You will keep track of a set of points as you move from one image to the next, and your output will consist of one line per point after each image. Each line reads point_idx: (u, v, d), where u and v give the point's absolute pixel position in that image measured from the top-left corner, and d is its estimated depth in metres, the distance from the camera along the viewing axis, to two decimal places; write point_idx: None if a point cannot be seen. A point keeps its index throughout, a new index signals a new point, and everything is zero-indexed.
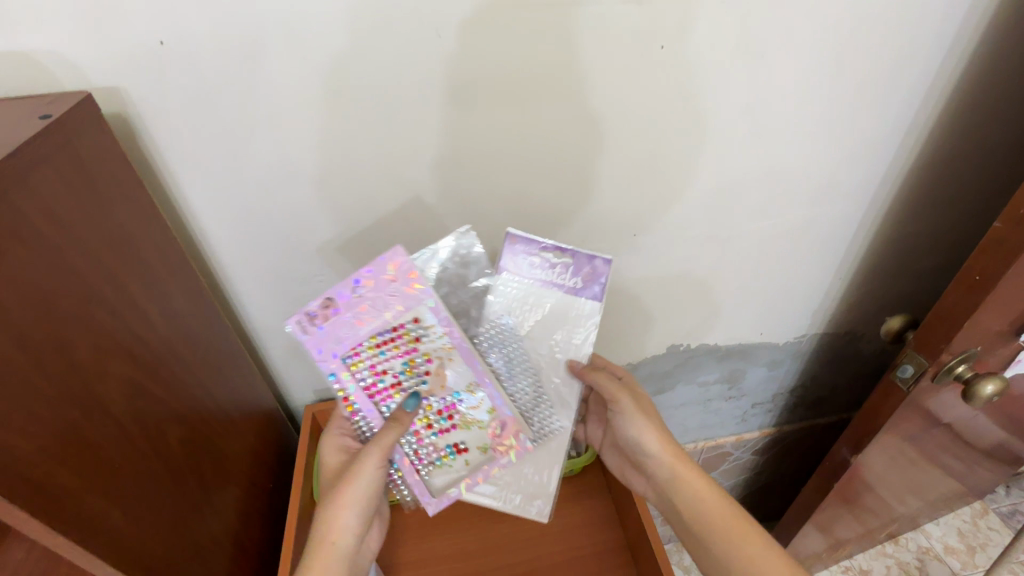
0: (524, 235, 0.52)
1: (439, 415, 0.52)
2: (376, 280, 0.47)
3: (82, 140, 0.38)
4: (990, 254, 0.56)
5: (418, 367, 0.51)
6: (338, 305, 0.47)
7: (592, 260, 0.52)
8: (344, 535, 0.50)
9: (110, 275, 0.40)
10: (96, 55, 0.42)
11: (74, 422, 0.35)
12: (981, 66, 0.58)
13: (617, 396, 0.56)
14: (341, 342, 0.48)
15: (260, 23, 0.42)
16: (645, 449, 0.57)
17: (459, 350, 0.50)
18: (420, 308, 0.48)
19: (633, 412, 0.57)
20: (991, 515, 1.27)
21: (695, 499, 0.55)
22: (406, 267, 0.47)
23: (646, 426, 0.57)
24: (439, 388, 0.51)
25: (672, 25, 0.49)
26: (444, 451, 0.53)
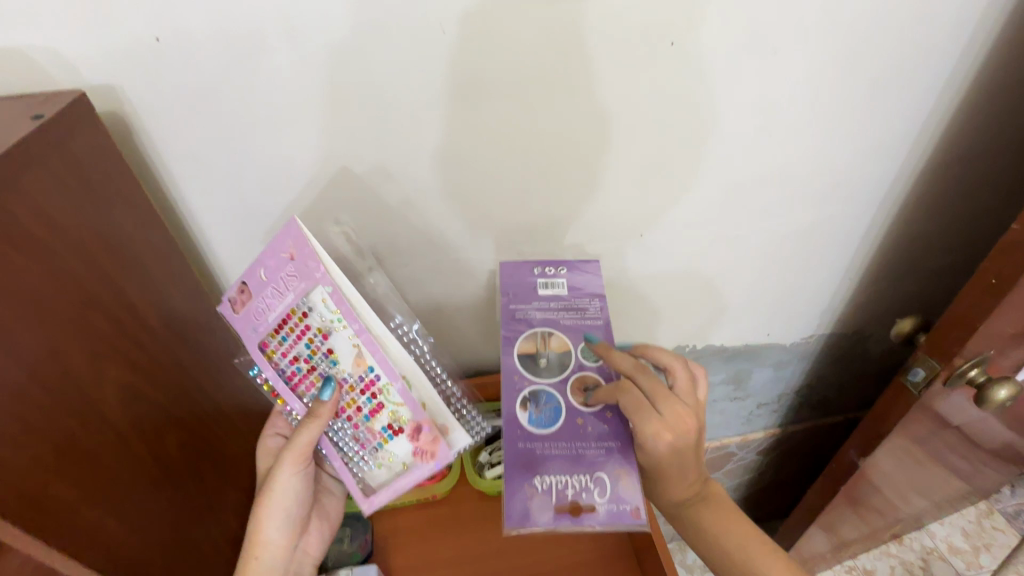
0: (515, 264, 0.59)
1: (364, 394, 0.48)
2: (272, 257, 0.44)
3: (77, 140, 0.37)
4: (1006, 256, 0.55)
5: (320, 347, 0.47)
6: (250, 289, 0.46)
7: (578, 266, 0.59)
8: (268, 532, 0.53)
9: (106, 279, 0.39)
10: (91, 53, 0.41)
11: (69, 431, 0.34)
12: (1000, 62, 0.57)
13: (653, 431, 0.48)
14: (255, 326, 0.47)
15: (257, 18, 0.41)
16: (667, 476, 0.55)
17: (361, 335, 0.45)
18: (317, 287, 0.44)
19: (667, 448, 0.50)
20: (997, 515, 1.26)
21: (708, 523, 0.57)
22: (300, 240, 0.43)
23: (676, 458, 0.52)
24: (354, 366, 0.47)
25: (682, 21, 0.47)
26: (381, 435, 0.50)
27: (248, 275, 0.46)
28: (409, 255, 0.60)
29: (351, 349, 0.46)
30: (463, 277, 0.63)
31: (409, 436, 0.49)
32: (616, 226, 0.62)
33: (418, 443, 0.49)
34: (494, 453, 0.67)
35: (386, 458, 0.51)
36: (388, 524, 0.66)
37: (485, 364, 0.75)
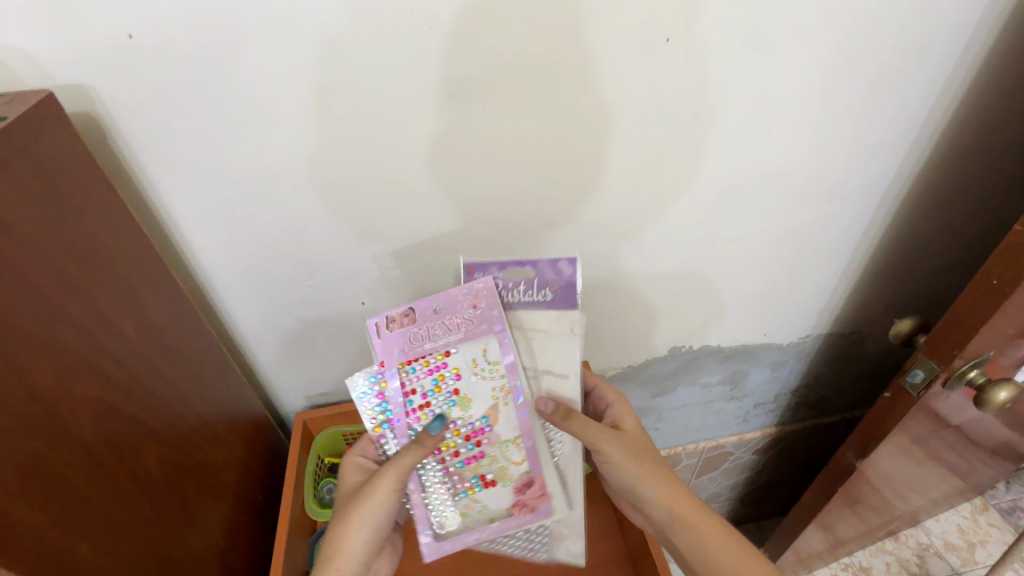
0: (479, 263, 0.50)
1: (467, 441, 0.54)
2: (456, 301, 0.49)
3: (42, 144, 0.35)
4: (1007, 257, 0.54)
5: (447, 385, 0.52)
6: (416, 316, 0.49)
7: (555, 265, 0.49)
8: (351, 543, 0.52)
9: (77, 290, 0.37)
10: (59, 51, 0.39)
11: (34, 452, 0.33)
12: (1004, 59, 0.55)
13: (597, 441, 0.54)
14: (402, 351, 0.50)
15: (234, 14, 0.39)
16: (641, 497, 0.54)
17: (516, 394, 0.53)
18: (490, 337, 0.51)
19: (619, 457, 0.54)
20: (992, 511, 1.26)
21: (700, 553, 0.52)
22: (492, 299, 0.49)
23: (638, 472, 0.54)
24: (470, 414, 0.53)
25: (679, 16, 0.45)
26: (470, 483, 0.55)
27: (422, 303, 0.49)
28: (399, 259, 0.58)
29: (489, 398, 0.53)
30: (454, 280, 0.62)
31: (515, 488, 0.56)
32: (610, 228, 0.60)
33: (522, 496, 0.56)
34: None
35: (471, 507, 0.56)
36: None
37: None
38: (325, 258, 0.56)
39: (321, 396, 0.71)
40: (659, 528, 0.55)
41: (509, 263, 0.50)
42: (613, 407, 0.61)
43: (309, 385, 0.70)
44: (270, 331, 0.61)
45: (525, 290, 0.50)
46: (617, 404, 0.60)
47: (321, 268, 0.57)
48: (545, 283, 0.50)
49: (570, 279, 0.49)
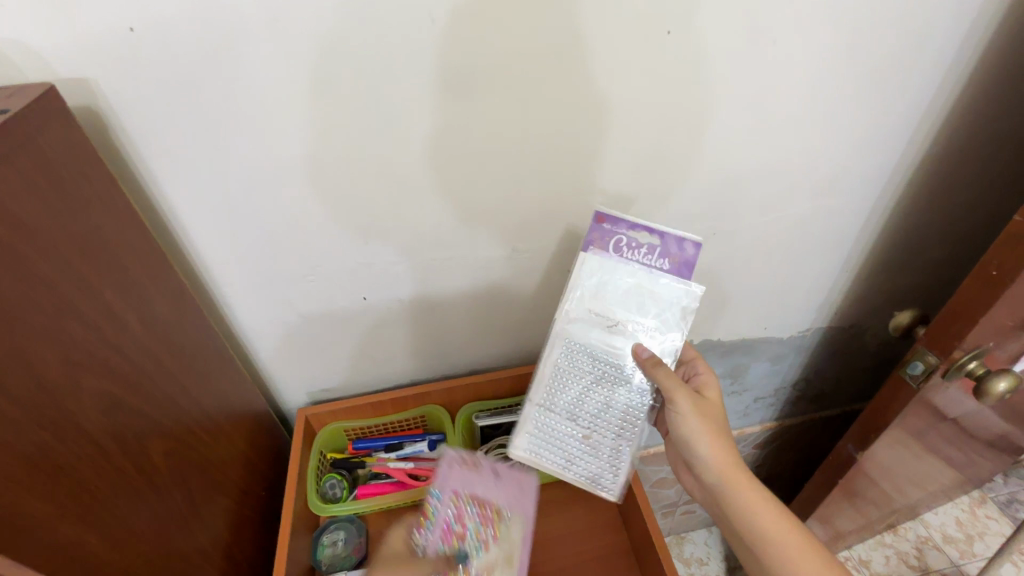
0: (612, 215, 0.54)
1: (475, 504, 0.59)
2: (460, 478, 0.61)
3: (46, 137, 0.35)
4: (1007, 248, 0.54)
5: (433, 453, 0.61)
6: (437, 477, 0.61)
7: (682, 243, 0.53)
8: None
9: (82, 283, 0.37)
10: (61, 43, 0.39)
11: (43, 443, 0.33)
12: (1002, 52, 0.56)
13: (674, 397, 0.53)
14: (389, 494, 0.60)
15: (237, 7, 0.39)
16: (701, 457, 0.55)
17: (509, 509, 0.59)
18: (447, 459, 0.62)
19: (693, 416, 0.54)
20: (989, 504, 1.27)
21: (749, 520, 0.54)
22: (490, 462, 0.63)
23: (703, 431, 0.54)
24: (474, 501, 0.60)
25: (680, 9, 0.46)
26: (468, 529, 0.58)
27: (447, 473, 0.61)
28: (401, 254, 0.58)
29: (490, 508, 0.59)
30: (456, 275, 0.62)
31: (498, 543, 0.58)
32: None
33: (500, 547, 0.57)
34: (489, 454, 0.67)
35: (461, 549, 0.57)
36: (381, 527, 0.65)
37: (478, 362, 0.74)
38: (327, 253, 0.56)
39: (323, 392, 0.71)
40: (710, 489, 0.56)
41: (639, 226, 0.53)
42: (701, 377, 0.59)
43: (311, 380, 0.70)
44: (272, 326, 0.61)
45: (644, 255, 0.54)
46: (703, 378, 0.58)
47: (324, 263, 0.57)
48: (665, 254, 0.54)
49: (694, 258, 0.53)
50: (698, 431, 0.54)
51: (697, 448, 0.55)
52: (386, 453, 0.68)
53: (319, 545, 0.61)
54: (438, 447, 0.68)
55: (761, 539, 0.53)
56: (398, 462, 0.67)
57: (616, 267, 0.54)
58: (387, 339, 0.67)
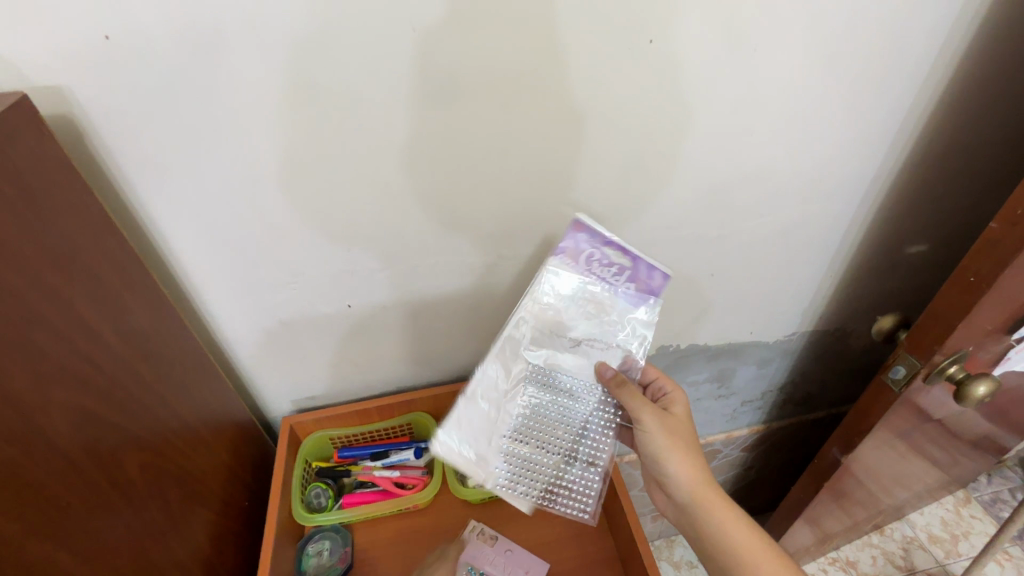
0: (590, 225, 0.53)
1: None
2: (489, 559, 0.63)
3: (17, 146, 0.35)
4: (984, 254, 0.55)
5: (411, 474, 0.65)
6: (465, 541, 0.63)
7: (652, 272, 0.56)
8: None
9: (53, 294, 0.36)
10: (32, 51, 0.38)
11: (11, 459, 0.32)
12: (978, 60, 0.57)
13: (639, 413, 0.56)
14: None
15: (214, 15, 0.39)
16: (670, 474, 0.56)
17: None
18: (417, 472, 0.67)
19: (660, 432, 0.56)
20: (974, 503, 1.29)
21: (719, 537, 0.55)
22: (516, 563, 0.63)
23: (669, 446, 0.56)
24: None
25: (661, 17, 0.46)
26: None
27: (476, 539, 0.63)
28: (385, 261, 0.58)
29: None
30: (442, 281, 0.62)
31: None
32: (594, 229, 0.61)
33: None
34: None
35: None
36: (367, 536, 0.64)
37: (465, 368, 0.74)
38: (310, 261, 0.56)
39: (308, 400, 0.70)
40: (680, 506, 0.57)
41: (614, 244, 0.55)
42: (668, 393, 0.60)
43: (296, 388, 0.69)
44: (255, 334, 0.61)
45: (613, 274, 0.57)
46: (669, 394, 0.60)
47: (307, 271, 0.56)
48: (633, 278, 0.57)
49: (658, 287, 0.57)
50: (668, 445, 0.56)
51: (667, 463, 0.56)
52: (372, 461, 0.67)
53: (305, 555, 0.61)
54: (425, 455, 0.68)
55: (730, 556, 0.54)
56: (384, 470, 0.66)
57: (582, 279, 0.57)
58: (372, 346, 0.67)
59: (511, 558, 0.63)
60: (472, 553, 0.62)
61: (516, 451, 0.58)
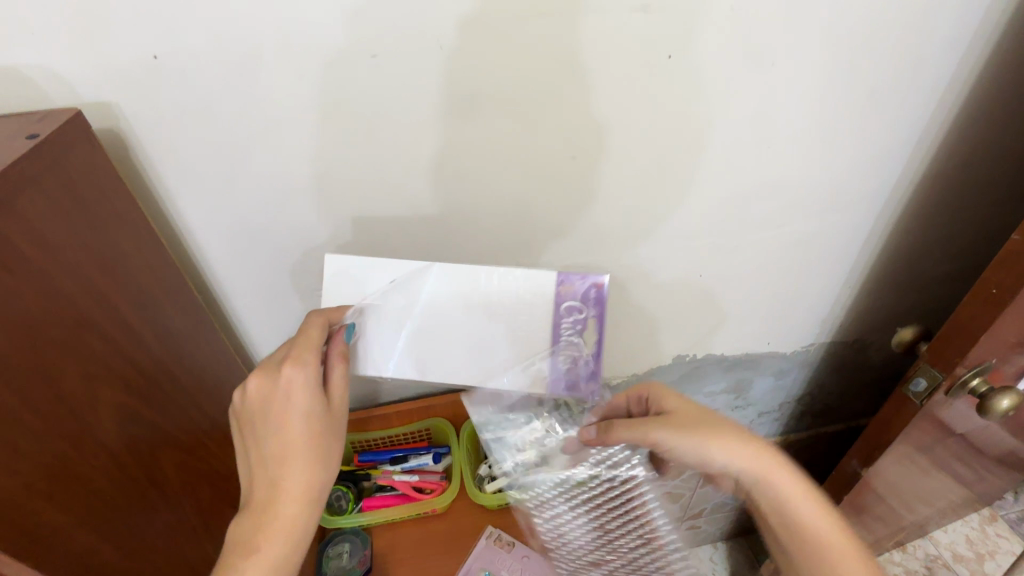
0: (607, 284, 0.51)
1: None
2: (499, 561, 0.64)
3: (72, 158, 0.37)
4: (1007, 265, 0.54)
5: (425, 477, 0.67)
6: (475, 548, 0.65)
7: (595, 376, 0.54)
8: (293, 490, 0.44)
9: (101, 297, 0.38)
10: (86, 71, 0.40)
11: (62, 453, 0.34)
12: (998, 72, 0.57)
13: (652, 436, 0.54)
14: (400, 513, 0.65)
15: (254, 35, 0.41)
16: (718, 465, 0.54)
17: None
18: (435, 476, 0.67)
19: (681, 441, 0.53)
20: (1000, 522, 1.25)
21: (762, 500, 0.54)
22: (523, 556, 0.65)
23: (704, 441, 0.53)
24: None
25: (680, 34, 0.47)
26: None
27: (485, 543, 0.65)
28: None
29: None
30: None
31: None
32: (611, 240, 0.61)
33: None
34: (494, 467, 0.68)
35: None
36: (386, 539, 0.65)
37: None
38: (336, 267, 0.57)
39: None
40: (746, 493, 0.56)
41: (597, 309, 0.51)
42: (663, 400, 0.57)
43: None
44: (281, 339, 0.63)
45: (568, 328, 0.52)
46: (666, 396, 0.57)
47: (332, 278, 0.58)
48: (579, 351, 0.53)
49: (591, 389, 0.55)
50: (707, 443, 0.53)
51: (712, 458, 0.53)
52: (392, 465, 0.67)
53: (326, 557, 0.63)
54: (443, 459, 0.68)
55: (780, 509, 0.54)
56: (403, 474, 0.67)
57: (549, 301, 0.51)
58: None
59: (526, 564, 0.64)
60: (489, 559, 0.64)
61: (562, 541, 0.60)
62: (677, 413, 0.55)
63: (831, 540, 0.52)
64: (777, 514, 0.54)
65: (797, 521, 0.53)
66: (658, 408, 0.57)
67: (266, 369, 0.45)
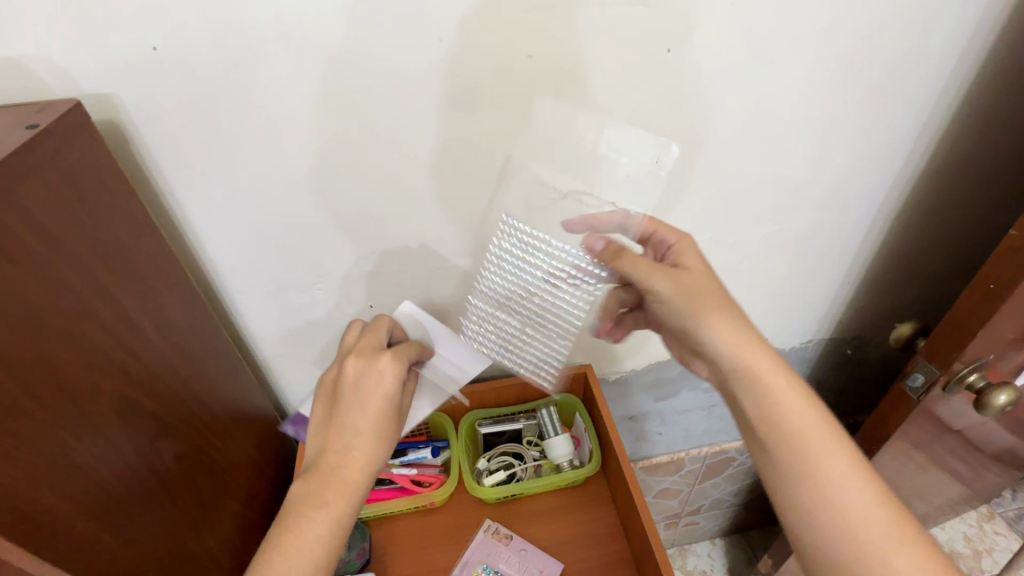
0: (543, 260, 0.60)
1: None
2: (498, 555, 0.63)
3: (71, 148, 0.37)
4: (1005, 261, 0.54)
5: (425, 470, 0.67)
6: (474, 542, 0.64)
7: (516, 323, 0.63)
8: (357, 465, 0.46)
9: (100, 288, 0.39)
10: (85, 61, 0.40)
11: (63, 442, 0.34)
12: (998, 68, 0.57)
13: (648, 281, 0.52)
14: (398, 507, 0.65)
15: (254, 27, 0.41)
16: (703, 346, 0.51)
17: None
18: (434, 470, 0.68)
19: (670, 296, 0.51)
20: (997, 520, 1.26)
21: (757, 394, 0.48)
22: (524, 550, 0.63)
23: (693, 307, 0.51)
24: None
25: (679, 28, 0.47)
26: None
27: (484, 537, 0.64)
28: (406, 263, 0.59)
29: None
30: (461, 284, 0.63)
31: None
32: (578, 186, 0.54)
33: None
34: (492, 461, 0.69)
35: None
36: (384, 533, 0.66)
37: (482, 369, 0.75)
38: (335, 261, 0.57)
39: None
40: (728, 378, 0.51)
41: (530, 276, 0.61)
42: (675, 245, 0.54)
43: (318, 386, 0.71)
44: (281, 332, 0.63)
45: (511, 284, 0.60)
46: (682, 244, 0.54)
47: (332, 272, 0.58)
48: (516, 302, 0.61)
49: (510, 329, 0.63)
50: (696, 313, 0.50)
51: (704, 337, 0.50)
52: (391, 459, 0.68)
53: None
54: (442, 454, 0.69)
55: (759, 398, 0.48)
56: (402, 467, 0.67)
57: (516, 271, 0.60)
58: None
59: (525, 557, 0.63)
60: (487, 551, 0.63)
61: (494, 318, 0.61)
62: (694, 276, 0.52)
63: (850, 508, 0.44)
64: (786, 446, 0.47)
65: (783, 410, 0.47)
66: (673, 254, 0.54)
67: (363, 352, 0.50)
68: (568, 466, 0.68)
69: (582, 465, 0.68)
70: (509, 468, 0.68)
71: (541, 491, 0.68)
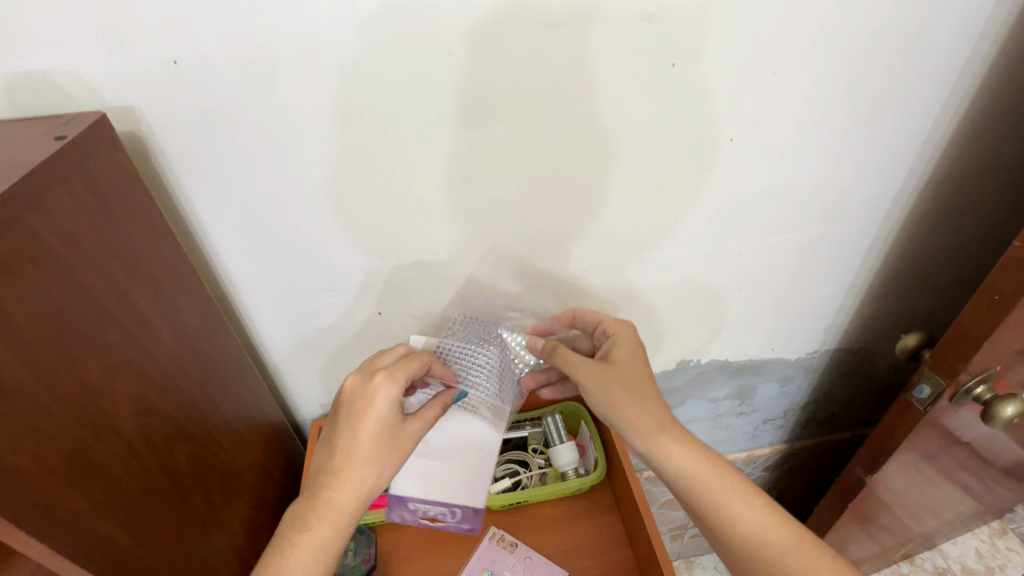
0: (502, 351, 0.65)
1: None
2: (502, 558, 0.64)
3: (96, 160, 0.39)
4: (1009, 272, 0.55)
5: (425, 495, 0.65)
6: (479, 548, 0.64)
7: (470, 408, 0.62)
8: (348, 488, 0.46)
9: (121, 293, 0.40)
10: (111, 77, 0.42)
11: (83, 441, 0.35)
12: (1001, 81, 0.57)
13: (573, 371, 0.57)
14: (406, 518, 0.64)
15: (271, 42, 0.43)
16: (620, 419, 0.54)
17: None
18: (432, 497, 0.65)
19: (595, 386, 0.55)
20: (1011, 535, 1.23)
21: (681, 467, 0.51)
22: (528, 552, 0.64)
23: (617, 397, 0.54)
24: None
25: (683, 43, 0.48)
26: None
27: (488, 541, 0.65)
28: (414, 271, 0.60)
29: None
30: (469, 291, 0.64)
31: None
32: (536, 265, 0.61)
33: None
34: (497, 469, 0.69)
35: None
36: (390, 539, 0.66)
37: None
38: (345, 270, 0.59)
39: None
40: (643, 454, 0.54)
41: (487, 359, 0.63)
42: (614, 336, 0.59)
43: (325, 392, 0.72)
44: (291, 339, 0.64)
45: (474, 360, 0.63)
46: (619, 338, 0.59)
47: (341, 280, 0.59)
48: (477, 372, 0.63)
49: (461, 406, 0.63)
50: (621, 402, 0.54)
51: (624, 417, 0.54)
52: None
53: None
54: None
55: (685, 467, 0.51)
56: None
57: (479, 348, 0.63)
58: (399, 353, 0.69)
59: (530, 565, 0.63)
60: (491, 558, 0.64)
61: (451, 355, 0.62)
62: (625, 365, 0.56)
63: (777, 543, 0.49)
64: (708, 504, 0.51)
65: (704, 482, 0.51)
66: (610, 342, 0.59)
67: (363, 372, 0.50)
68: (573, 474, 0.68)
69: (587, 474, 0.68)
70: (515, 476, 0.69)
71: (547, 499, 0.68)
